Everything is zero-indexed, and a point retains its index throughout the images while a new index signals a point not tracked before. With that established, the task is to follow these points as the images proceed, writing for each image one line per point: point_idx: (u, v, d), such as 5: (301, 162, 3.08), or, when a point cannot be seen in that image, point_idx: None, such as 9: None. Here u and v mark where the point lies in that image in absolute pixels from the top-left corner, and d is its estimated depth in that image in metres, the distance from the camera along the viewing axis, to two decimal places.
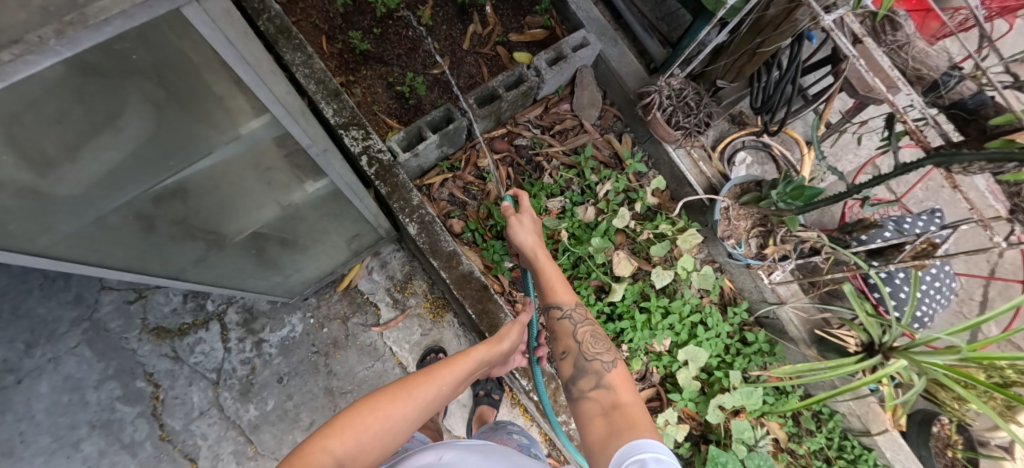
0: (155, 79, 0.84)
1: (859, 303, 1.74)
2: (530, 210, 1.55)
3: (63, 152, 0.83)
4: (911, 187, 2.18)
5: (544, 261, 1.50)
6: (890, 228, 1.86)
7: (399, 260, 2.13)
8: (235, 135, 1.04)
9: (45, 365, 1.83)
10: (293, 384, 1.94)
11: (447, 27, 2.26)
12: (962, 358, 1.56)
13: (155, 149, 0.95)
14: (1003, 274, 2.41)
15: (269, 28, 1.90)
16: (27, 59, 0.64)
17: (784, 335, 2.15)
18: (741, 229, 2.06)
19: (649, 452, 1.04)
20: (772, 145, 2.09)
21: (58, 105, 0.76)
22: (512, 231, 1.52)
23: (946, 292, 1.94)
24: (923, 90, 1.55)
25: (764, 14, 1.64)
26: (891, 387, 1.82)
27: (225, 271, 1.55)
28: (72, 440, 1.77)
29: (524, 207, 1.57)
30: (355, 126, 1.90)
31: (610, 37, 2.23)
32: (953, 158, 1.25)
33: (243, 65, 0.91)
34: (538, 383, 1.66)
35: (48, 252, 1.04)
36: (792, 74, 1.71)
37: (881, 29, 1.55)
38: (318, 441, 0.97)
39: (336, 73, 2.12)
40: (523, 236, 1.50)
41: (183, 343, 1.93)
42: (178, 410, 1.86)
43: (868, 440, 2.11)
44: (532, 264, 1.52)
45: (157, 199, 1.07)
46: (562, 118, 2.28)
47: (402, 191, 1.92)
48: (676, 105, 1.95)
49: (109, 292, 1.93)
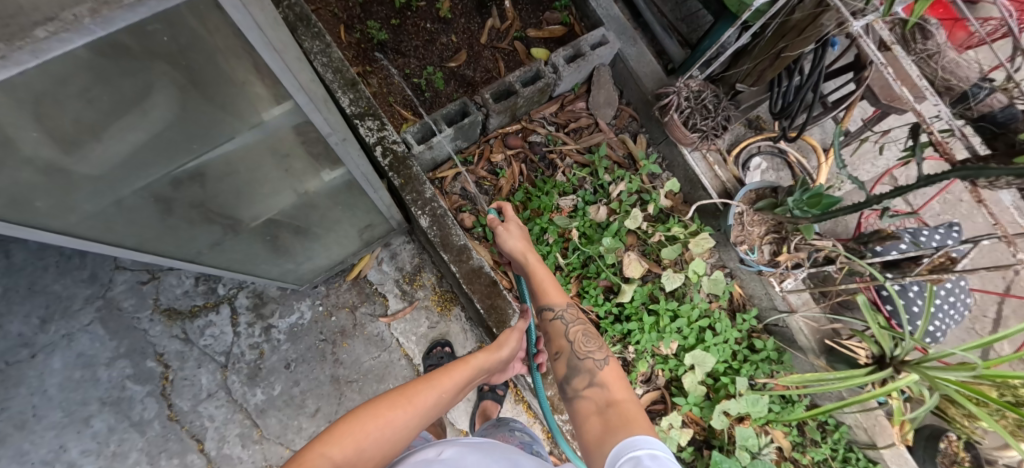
0: (181, 62, 0.84)
1: (872, 315, 1.71)
2: (516, 217, 1.56)
3: (88, 131, 0.84)
4: (929, 199, 2.15)
5: (535, 264, 1.50)
6: (906, 240, 1.83)
7: (409, 252, 2.14)
8: (257, 122, 1.05)
9: (59, 341, 1.86)
10: (301, 371, 1.96)
11: (465, 21, 2.25)
12: (977, 375, 1.51)
13: (177, 132, 0.96)
14: (1018, 292, 2.37)
15: (288, 15, 1.91)
16: (62, 37, 0.65)
17: (793, 344, 2.14)
18: (755, 235, 2.05)
19: (644, 449, 1.03)
20: (789, 152, 2.04)
21: (86, 85, 0.77)
22: (501, 239, 1.54)
23: (960, 308, 1.91)
24: (952, 100, 1.52)
25: (788, 18, 1.62)
26: (901, 401, 1.79)
27: (239, 255, 1.56)
28: (82, 416, 1.80)
29: (510, 216, 1.58)
30: (370, 116, 1.92)
31: (629, 35, 2.20)
32: (980, 172, 1.21)
33: (270, 51, 0.91)
34: (539, 388, 1.65)
35: (68, 230, 1.05)
36: (814, 79, 1.69)
37: (911, 37, 1.53)
38: (316, 448, 0.98)
39: (354, 63, 2.12)
40: (512, 242, 1.52)
41: (194, 325, 1.95)
42: (187, 391, 1.89)
43: (873, 453, 2.09)
44: (524, 269, 1.52)
45: (177, 182, 1.08)
46: (577, 116, 2.27)
47: (415, 183, 1.93)
48: (694, 107, 1.93)
49: (122, 272, 1.96)
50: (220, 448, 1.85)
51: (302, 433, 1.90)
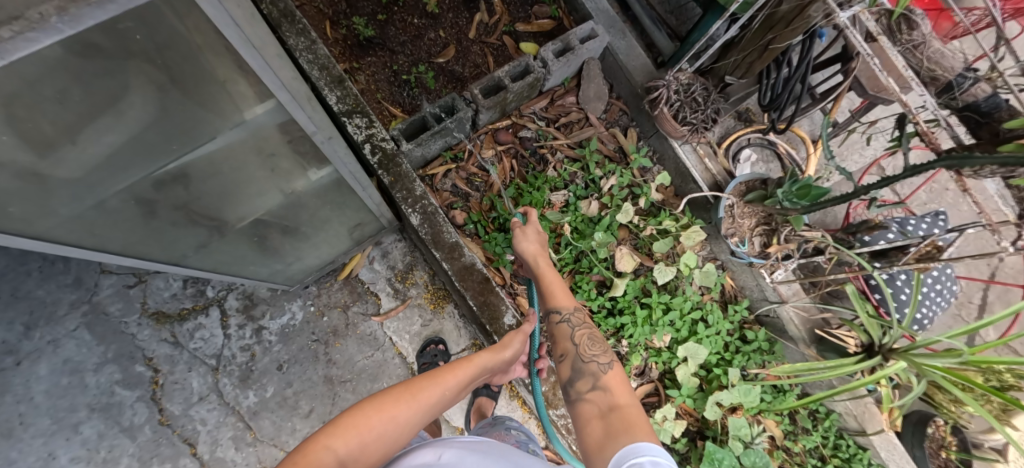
0: (158, 61, 0.82)
1: (861, 304, 1.73)
2: (536, 221, 1.56)
3: (64, 132, 0.82)
4: (915, 189, 2.18)
5: (545, 269, 1.50)
6: (895, 230, 1.86)
7: (400, 250, 2.13)
8: (239, 120, 1.03)
9: (45, 347, 1.82)
10: (293, 371, 1.94)
11: (453, 15, 2.23)
12: (963, 362, 1.54)
13: (157, 132, 0.93)
14: (1003, 278, 2.41)
15: (272, 12, 1.88)
16: (28, 36, 0.64)
17: (783, 334, 2.16)
18: (746, 226, 2.05)
19: (646, 456, 1.04)
20: (777, 143, 2.06)
21: (58, 85, 0.75)
22: (516, 240, 1.53)
23: (947, 295, 1.94)
24: (937, 91, 1.54)
25: (776, 10, 1.63)
26: (889, 389, 1.81)
27: (227, 257, 1.54)
28: (71, 423, 1.78)
29: (531, 220, 1.58)
30: (358, 113, 1.89)
31: (618, 29, 2.19)
32: (965, 161, 1.24)
33: (249, 49, 0.89)
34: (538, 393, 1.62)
35: (47, 235, 1.02)
36: (802, 71, 1.70)
37: (897, 27, 1.55)
38: (321, 439, 0.98)
39: (341, 59, 2.10)
40: (526, 244, 1.51)
41: (183, 329, 1.92)
42: (178, 394, 1.86)
43: (863, 440, 2.13)
44: (533, 272, 1.51)
45: (159, 184, 1.05)
46: (567, 111, 2.26)
47: (405, 181, 1.91)
48: (684, 100, 1.93)
49: (108, 276, 1.92)
50: (214, 452, 1.84)
51: (296, 434, 1.89)
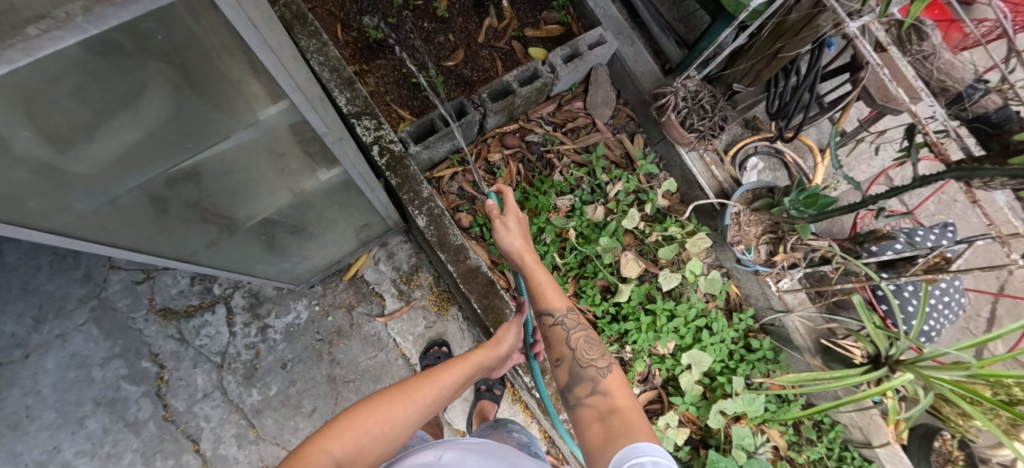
0: (176, 61, 0.84)
1: (868, 316, 1.70)
2: (515, 212, 1.52)
3: (82, 129, 0.84)
4: (923, 200, 2.18)
5: (533, 266, 1.48)
6: (902, 240, 1.82)
7: (405, 251, 2.14)
8: (252, 120, 1.04)
9: (53, 341, 1.84)
10: (297, 370, 1.95)
11: (463, 20, 2.25)
12: (971, 375, 1.52)
13: (172, 130, 0.95)
14: (1012, 292, 2.40)
15: (284, 14, 1.90)
16: (54, 34, 0.65)
17: (788, 343, 2.14)
18: (752, 234, 2.07)
19: (647, 456, 1.03)
20: (785, 152, 2.05)
21: (78, 84, 0.76)
22: (499, 235, 1.51)
23: (954, 307, 1.92)
24: (947, 102, 1.53)
25: (785, 18, 1.61)
26: (896, 401, 1.77)
27: (235, 255, 1.56)
28: (77, 416, 1.79)
29: (509, 208, 1.53)
30: (367, 115, 1.90)
31: (627, 35, 2.20)
32: (975, 172, 1.21)
33: (265, 51, 0.90)
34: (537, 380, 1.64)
35: (61, 230, 1.04)
36: (810, 80, 1.70)
37: (907, 38, 1.57)
38: (318, 443, 0.98)
39: (350, 61, 2.11)
40: (511, 240, 1.50)
41: (189, 325, 1.94)
42: (182, 391, 1.88)
43: (868, 452, 2.10)
44: (520, 268, 1.50)
45: (171, 182, 1.07)
46: (575, 116, 2.27)
47: (412, 183, 1.91)
48: (692, 107, 1.93)
49: (117, 271, 1.94)
50: (216, 449, 1.84)
51: (298, 433, 1.90)
